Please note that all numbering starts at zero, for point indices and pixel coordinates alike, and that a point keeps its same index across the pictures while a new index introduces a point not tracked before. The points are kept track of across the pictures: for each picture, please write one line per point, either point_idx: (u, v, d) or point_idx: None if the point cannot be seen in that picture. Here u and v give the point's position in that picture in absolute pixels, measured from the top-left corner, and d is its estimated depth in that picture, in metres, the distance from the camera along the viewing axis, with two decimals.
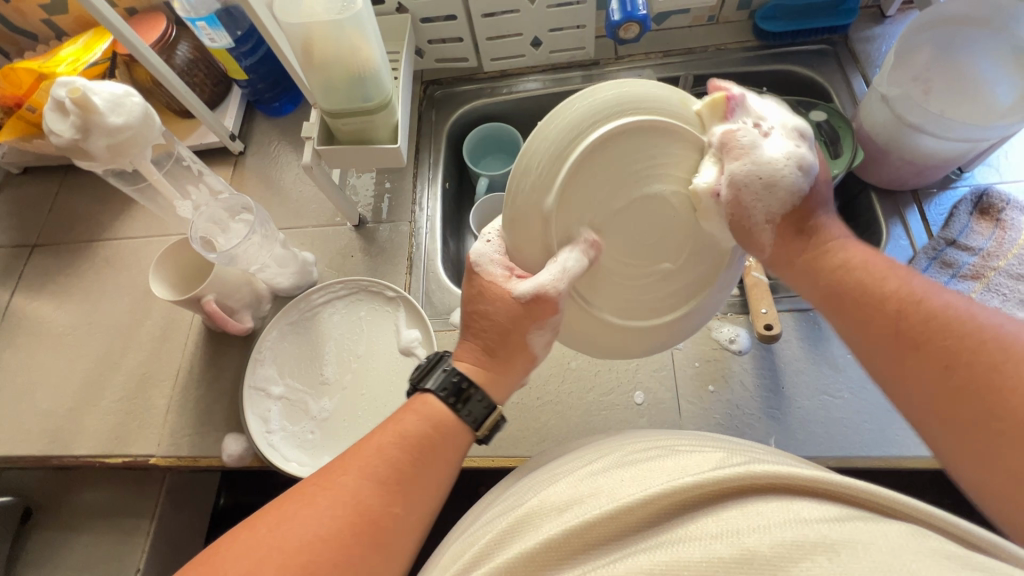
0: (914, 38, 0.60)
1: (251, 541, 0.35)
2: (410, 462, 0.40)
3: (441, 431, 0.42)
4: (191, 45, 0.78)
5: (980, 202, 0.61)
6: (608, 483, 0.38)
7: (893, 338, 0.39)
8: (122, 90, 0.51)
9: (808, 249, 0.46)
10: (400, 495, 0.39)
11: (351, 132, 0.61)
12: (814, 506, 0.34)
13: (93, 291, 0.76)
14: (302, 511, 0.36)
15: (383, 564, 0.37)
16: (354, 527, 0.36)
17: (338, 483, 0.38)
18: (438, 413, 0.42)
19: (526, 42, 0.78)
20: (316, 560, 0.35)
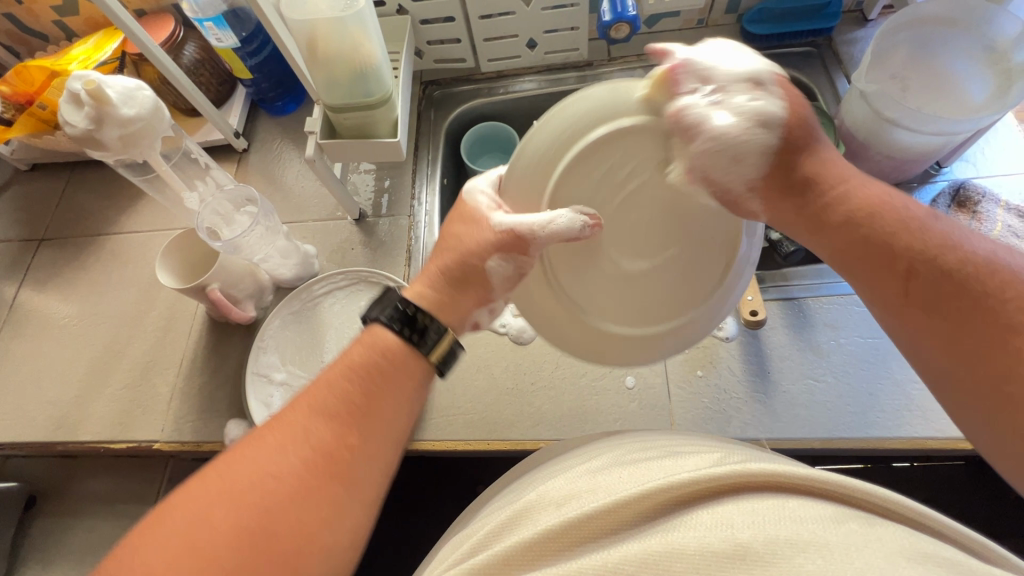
0: (889, 38, 0.63)
1: (210, 479, 0.37)
2: (360, 391, 0.42)
3: (388, 358, 0.43)
4: (198, 45, 0.81)
5: (957, 196, 0.64)
6: (604, 479, 0.40)
7: (917, 280, 0.39)
8: (134, 84, 0.53)
9: (805, 182, 0.45)
10: (353, 425, 0.40)
11: (352, 127, 0.63)
12: (809, 505, 0.35)
13: (99, 284, 0.78)
14: (256, 449, 0.38)
15: (340, 497, 0.38)
16: (307, 460, 0.38)
17: (296, 424, 0.40)
18: (385, 340, 0.43)
19: (522, 43, 0.81)
20: (268, 493, 0.36)
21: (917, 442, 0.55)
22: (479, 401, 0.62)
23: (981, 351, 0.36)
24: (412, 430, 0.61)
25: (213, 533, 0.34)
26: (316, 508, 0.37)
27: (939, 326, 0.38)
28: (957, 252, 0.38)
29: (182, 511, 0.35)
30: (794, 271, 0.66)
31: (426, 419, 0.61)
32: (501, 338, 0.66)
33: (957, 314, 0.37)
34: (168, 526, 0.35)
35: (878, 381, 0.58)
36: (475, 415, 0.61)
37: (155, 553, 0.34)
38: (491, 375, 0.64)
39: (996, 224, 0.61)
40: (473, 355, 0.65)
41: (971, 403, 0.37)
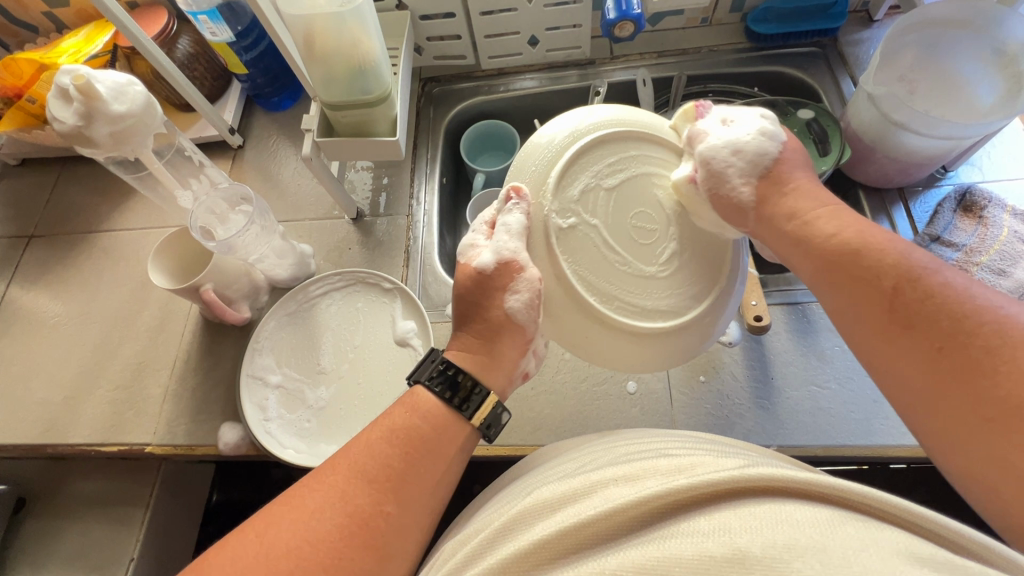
0: (899, 39, 0.62)
1: (248, 541, 0.40)
2: (398, 454, 0.44)
3: (426, 421, 0.46)
4: (192, 39, 0.79)
5: (964, 200, 0.63)
6: (600, 480, 0.40)
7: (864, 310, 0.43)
8: (125, 78, 0.52)
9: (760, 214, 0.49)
10: (389, 493, 0.43)
11: (350, 125, 0.62)
12: (807, 509, 0.34)
13: (90, 282, 0.76)
14: (299, 513, 0.41)
15: (375, 566, 0.40)
16: (342, 525, 0.40)
17: (339, 485, 0.42)
18: (428, 400, 0.47)
19: (523, 40, 0.79)
20: (307, 559, 0.38)
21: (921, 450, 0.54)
22: None
23: (956, 377, 0.37)
24: None
25: None
26: (351, 572, 0.39)
27: (910, 353, 0.39)
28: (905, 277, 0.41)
29: (222, 569, 0.38)
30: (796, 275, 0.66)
31: None
32: None
33: (927, 340, 0.38)
34: None
35: None
36: None
37: None
38: None
39: (1002, 229, 0.61)
40: None
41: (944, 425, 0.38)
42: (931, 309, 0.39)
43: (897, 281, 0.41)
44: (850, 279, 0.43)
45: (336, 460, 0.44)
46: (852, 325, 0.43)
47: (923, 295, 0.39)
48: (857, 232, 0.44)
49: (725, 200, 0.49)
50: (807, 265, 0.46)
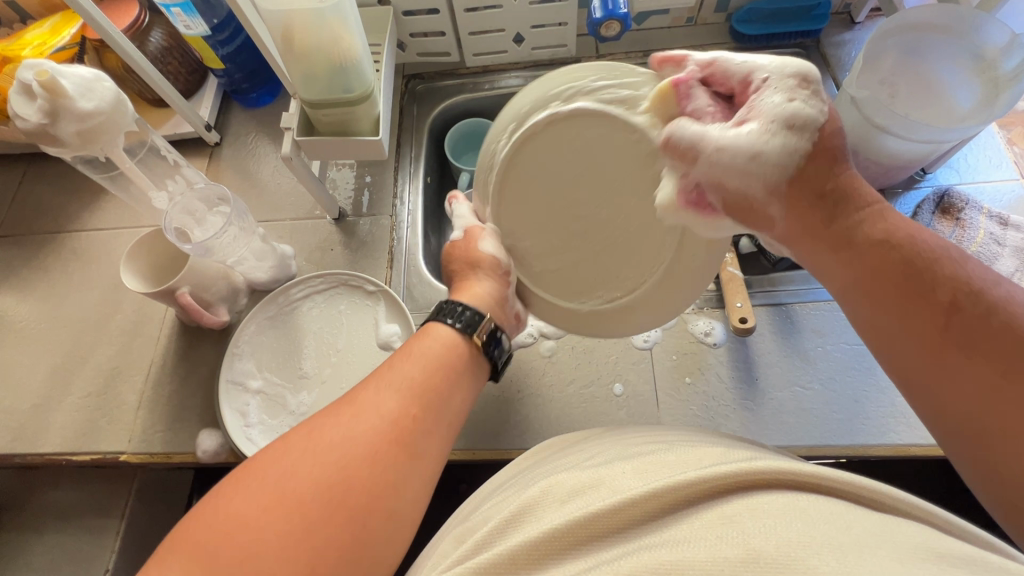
0: (880, 43, 0.63)
1: (297, 442, 0.40)
2: (421, 370, 0.46)
3: (448, 346, 0.49)
4: (165, 32, 0.76)
5: (942, 202, 0.65)
6: (609, 473, 0.39)
7: (941, 342, 0.40)
8: (92, 74, 0.49)
9: (842, 219, 0.45)
10: (417, 400, 0.44)
11: (331, 124, 0.60)
12: (819, 500, 0.35)
13: (59, 284, 0.73)
14: (335, 421, 0.41)
15: (406, 465, 0.41)
16: (377, 429, 0.41)
17: (367, 398, 0.43)
18: (450, 337, 0.50)
19: (509, 38, 0.78)
20: (342, 459, 0.39)
21: (901, 449, 0.55)
22: None
23: (987, 386, 0.37)
24: None
25: (295, 480, 0.37)
26: (379, 474, 0.39)
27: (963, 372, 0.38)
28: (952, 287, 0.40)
29: (275, 467, 0.38)
30: (779, 275, 0.66)
31: None
32: None
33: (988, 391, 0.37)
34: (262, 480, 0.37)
35: (863, 388, 0.58)
36: (460, 424, 0.60)
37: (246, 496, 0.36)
38: None
39: (979, 230, 0.62)
40: None
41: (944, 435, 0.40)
42: (959, 321, 0.39)
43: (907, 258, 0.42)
44: (821, 204, 0.46)
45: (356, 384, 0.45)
46: (871, 310, 0.44)
47: (872, 242, 0.44)
48: (870, 216, 0.45)
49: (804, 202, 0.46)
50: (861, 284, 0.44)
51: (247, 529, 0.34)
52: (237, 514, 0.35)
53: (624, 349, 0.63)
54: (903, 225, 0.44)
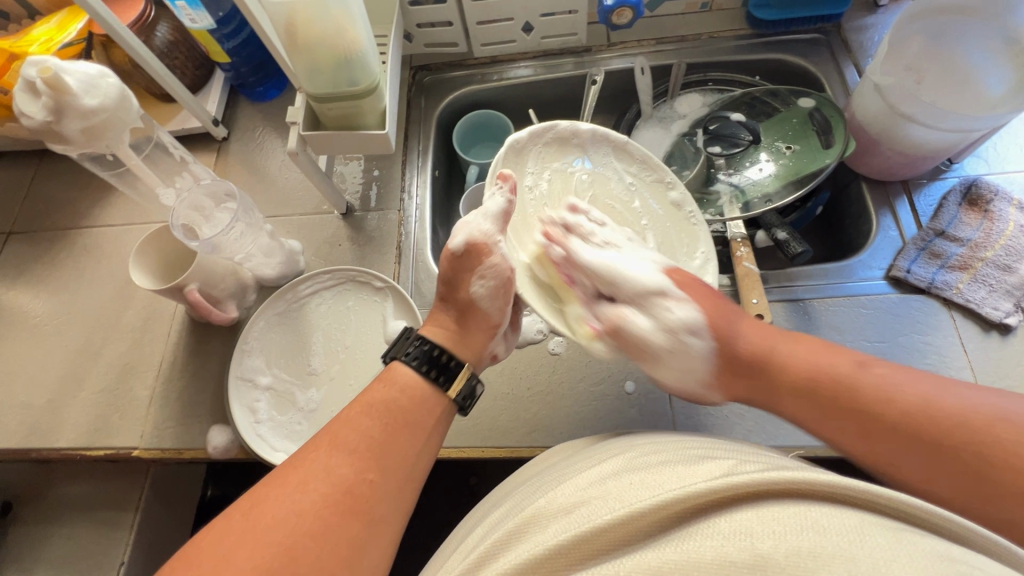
0: (906, 26, 0.60)
1: (237, 519, 0.41)
2: (378, 425, 0.47)
3: (406, 394, 0.49)
4: (171, 25, 0.76)
5: (969, 193, 0.62)
6: (614, 485, 0.39)
7: (882, 438, 0.43)
8: (96, 70, 0.49)
9: (741, 371, 0.50)
10: (371, 462, 0.45)
11: (337, 117, 0.60)
12: (831, 511, 0.34)
13: (71, 280, 0.74)
14: (289, 490, 0.42)
15: (360, 531, 0.42)
16: (327, 496, 0.42)
17: (319, 461, 0.43)
18: (410, 377, 0.50)
19: (518, 27, 0.76)
20: (295, 529, 0.40)
21: None
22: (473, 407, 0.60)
23: (934, 457, 0.41)
24: None
25: (236, 567, 0.37)
26: (336, 545, 0.41)
27: (920, 452, 0.41)
28: (857, 376, 0.45)
29: (216, 546, 0.39)
30: (798, 269, 0.63)
31: None
32: None
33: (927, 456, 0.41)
34: (197, 562, 0.38)
35: None
36: (469, 422, 0.59)
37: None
38: (485, 380, 0.61)
39: (1008, 223, 0.59)
40: None
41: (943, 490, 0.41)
42: (885, 428, 0.43)
43: (791, 377, 0.48)
44: (749, 373, 0.50)
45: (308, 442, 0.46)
46: (841, 435, 0.45)
47: (779, 374, 0.48)
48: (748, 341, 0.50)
49: (733, 375, 0.50)
50: (802, 412, 0.47)
51: None
52: None
53: None
54: (765, 331, 0.51)
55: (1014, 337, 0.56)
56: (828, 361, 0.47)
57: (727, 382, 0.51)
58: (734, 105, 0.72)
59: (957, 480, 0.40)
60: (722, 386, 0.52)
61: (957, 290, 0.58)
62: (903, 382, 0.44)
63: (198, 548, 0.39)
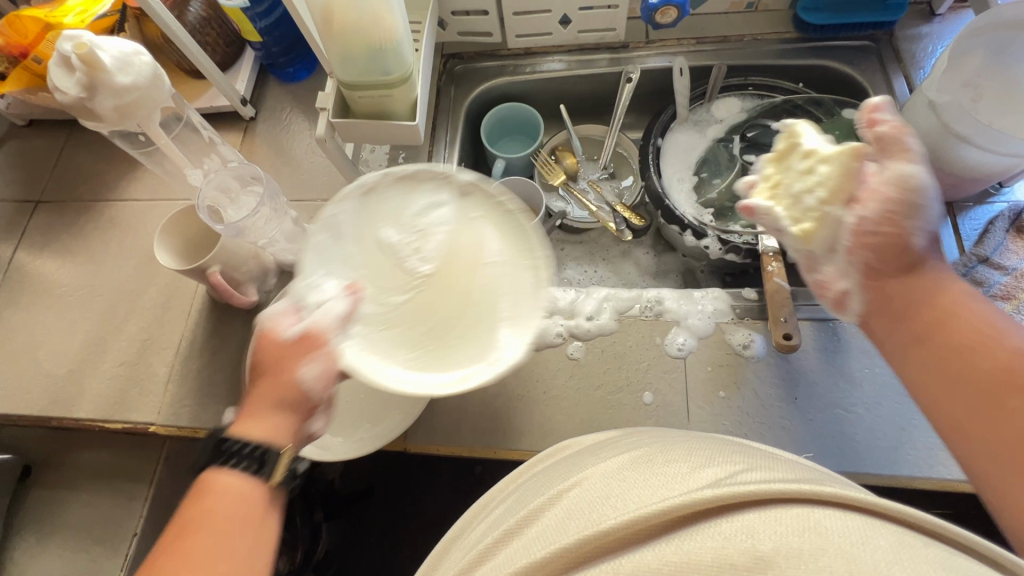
0: (968, 41, 0.57)
1: None
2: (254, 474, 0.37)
3: (283, 420, 0.40)
4: (205, 1, 0.74)
5: (1018, 220, 0.59)
6: (616, 490, 0.37)
7: (922, 356, 0.41)
8: (131, 48, 0.48)
9: (900, 267, 0.43)
10: (261, 515, 0.37)
11: (367, 106, 0.59)
12: (837, 517, 0.31)
13: (96, 252, 0.75)
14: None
15: None
16: None
17: (200, 543, 0.34)
18: (276, 426, 0.39)
19: (555, 19, 0.74)
20: None
21: (948, 485, 0.52)
22: (488, 407, 0.60)
23: (985, 400, 0.37)
24: (418, 432, 0.59)
25: None
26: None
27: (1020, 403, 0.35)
28: (976, 325, 0.39)
29: None
30: None
31: (433, 422, 0.59)
32: None
33: (966, 400, 0.37)
34: None
35: (911, 417, 0.55)
36: (484, 421, 0.59)
37: None
38: (502, 381, 0.61)
39: None
40: None
41: (969, 449, 0.37)
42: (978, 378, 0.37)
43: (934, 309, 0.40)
44: (902, 313, 0.42)
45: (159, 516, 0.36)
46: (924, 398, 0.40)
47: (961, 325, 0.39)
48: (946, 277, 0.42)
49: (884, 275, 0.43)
50: (907, 343, 0.42)
51: None
52: None
53: (657, 357, 0.60)
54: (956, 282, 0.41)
55: None
56: (996, 318, 0.39)
57: (879, 284, 0.44)
58: (774, 112, 0.70)
59: (987, 452, 0.36)
60: (879, 280, 0.44)
61: None
62: (983, 326, 0.38)
63: None
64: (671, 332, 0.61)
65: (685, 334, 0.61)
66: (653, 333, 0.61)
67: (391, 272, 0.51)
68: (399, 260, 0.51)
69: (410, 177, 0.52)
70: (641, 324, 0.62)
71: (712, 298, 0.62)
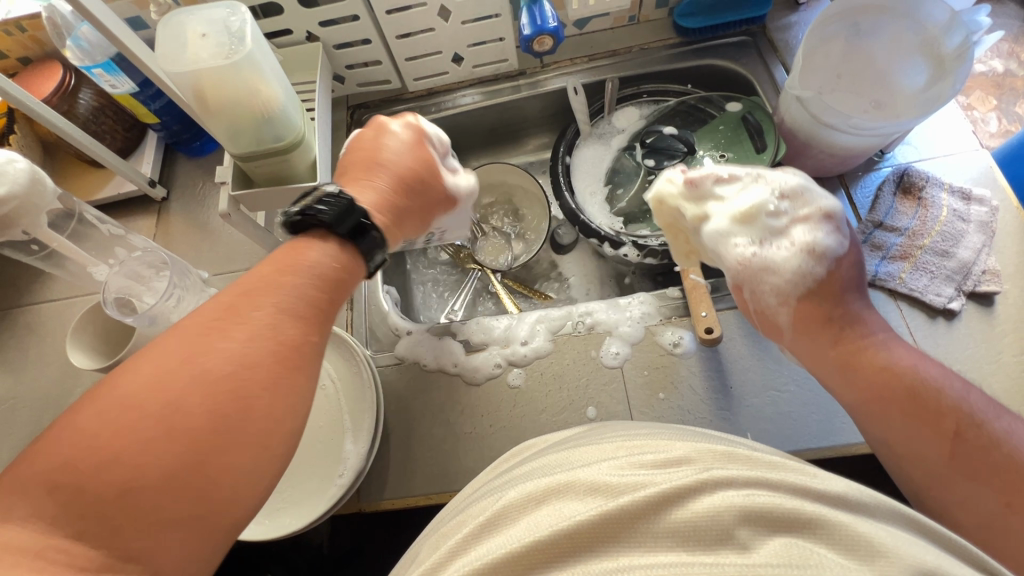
0: (825, 28, 0.61)
1: (128, 392, 0.33)
2: (295, 324, 0.40)
3: (341, 270, 0.44)
4: (95, 91, 0.73)
5: (902, 182, 0.63)
6: (587, 473, 0.38)
7: (880, 393, 0.43)
8: (2, 156, 0.47)
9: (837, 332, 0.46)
10: (313, 325, 0.41)
11: (267, 174, 0.58)
12: (818, 507, 0.33)
13: (15, 362, 0.71)
14: (157, 366, 0.35)
15: (290, 376, 0.38)
16: (273, 353, 0.38)
17: (210, 336, 0.37)
18: (335, 254, 0.45)
19: (448, 59, 0.76)
20: (203, 408, 0.34)
21: None
22: (437, 450, 0.59)
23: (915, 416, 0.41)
24: (369, 490, 0.58)
25: (163, 421, 0.33)
26: (224, 467, 0.34)
27: (894, 420, 0.42)
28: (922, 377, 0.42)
29: (123, 403, 0.33)
30: None
31: (384, 476, 0.58)
32: (454, 378, 0.63)
33: (913, 413, 0.41)
34: (106, 415, 0.32)
35: None
36: (435, 466, 0.58)
37: (97, 430, 0.32)
38: (447, 422, 0.60)
39: (941, 209, 0.61)
40: (428, 400, 0.62)
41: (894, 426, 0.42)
42: (933, 410, 0.41)
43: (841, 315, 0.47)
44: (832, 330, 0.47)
45: (174, 328, 0.38)
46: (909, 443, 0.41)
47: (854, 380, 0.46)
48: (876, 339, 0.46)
49: (824, 326, 0.47)
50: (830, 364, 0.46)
51: (107, 447, 0.31)
52: (95, 447, 0.31)
53: (595, 370, 0.61)
54: (897, 355, 0.44)
55: (960, 320, 0.57)
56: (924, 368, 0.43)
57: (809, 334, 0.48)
58: (669, 115, 0.73)
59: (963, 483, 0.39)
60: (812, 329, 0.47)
61: (900, 280, 0.59)
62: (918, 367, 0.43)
63: (92, 408, 0.33)
64: (605, 342, 0.62)
65: (618, 342, 0.62)
66: (588, 347, 0.62)
67: None
68: None
69: None
70: (576, 340, 0.63)
71: (639, 303, 0.64)
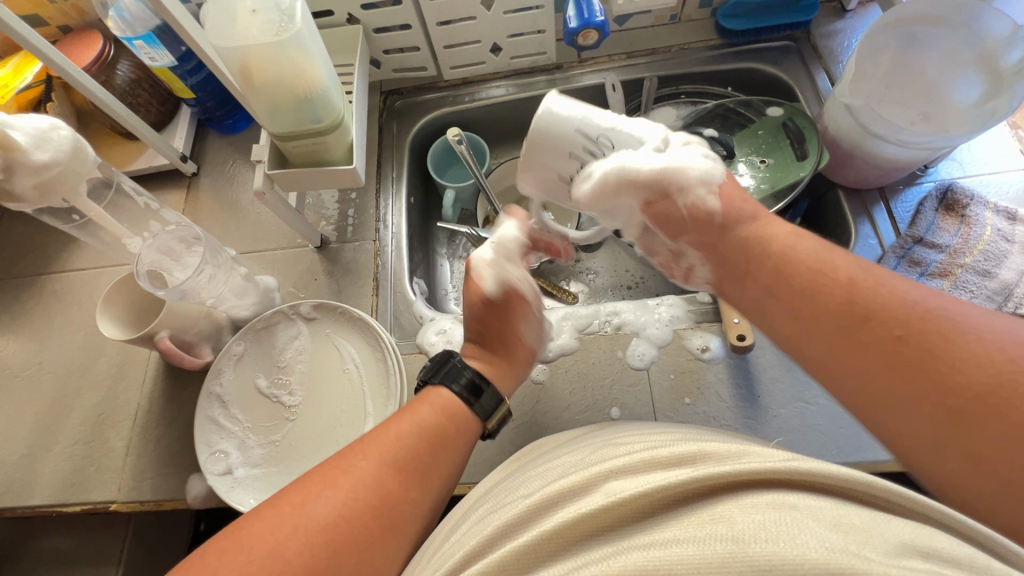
0: (875, 39, 0.60)
1: (272, 523, 0.39)
2: (413, 469, 0.44)
3: (457, 415, 0.49)
4: (132, 63, 0.74)
5: (945, 199, 0.62)
6: (600, 472, 0.38)
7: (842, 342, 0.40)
8: (47, 122, 0.47)
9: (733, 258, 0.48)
10: (427, 473, 0.45)
11: (303, 155, 0.58)
12: (811, 497, 0.33)
13: (42, 328, 0.72)
14: (305, 497, 0.40)
15: (404, 524, 0.42)
16: (387, 500, 0.42)
17: (345, 475, 0.42)
18: (454, 394, 0.50)
19: (486, 49, 0.75)
20: (328, 554, 0.38)
21: None
22: None
23: (882, 358, 0.37)
24: None
25: (299, 550, 0.37)
26: None
27: (877, 378, 0.38)
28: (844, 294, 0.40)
29: (265, 539, 0.38)
30: None
31: None
32: None
33: (873, 348, 0.38)
34: (254, 548, 0.37)
35: None
36: None
37: (240, 565, 0.36)
38: None
39: (985, 227, 0.59)
40: None
41: (896, 405, 0.37)
42: (873, 329, 0.38)
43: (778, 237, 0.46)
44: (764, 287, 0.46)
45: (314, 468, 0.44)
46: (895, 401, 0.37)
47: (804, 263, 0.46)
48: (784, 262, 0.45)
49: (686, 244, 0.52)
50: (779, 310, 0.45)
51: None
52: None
53: (620, 371, 0.60)
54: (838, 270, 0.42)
55: None
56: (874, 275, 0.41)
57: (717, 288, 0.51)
58: (708, 117, 0.72)
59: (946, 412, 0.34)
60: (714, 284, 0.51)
61: None
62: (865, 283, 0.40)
63: (245, 538, 0.38)
64: (632, 343, 0.62)
65: (645, 344, 0.61)
66: (614, 348, 0.62)
67: (249, 400, 0.61)
68: (274, 400, 0.61)
69: (289, 315, 0.64)
70: (602, 339, 0.62)
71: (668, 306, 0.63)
